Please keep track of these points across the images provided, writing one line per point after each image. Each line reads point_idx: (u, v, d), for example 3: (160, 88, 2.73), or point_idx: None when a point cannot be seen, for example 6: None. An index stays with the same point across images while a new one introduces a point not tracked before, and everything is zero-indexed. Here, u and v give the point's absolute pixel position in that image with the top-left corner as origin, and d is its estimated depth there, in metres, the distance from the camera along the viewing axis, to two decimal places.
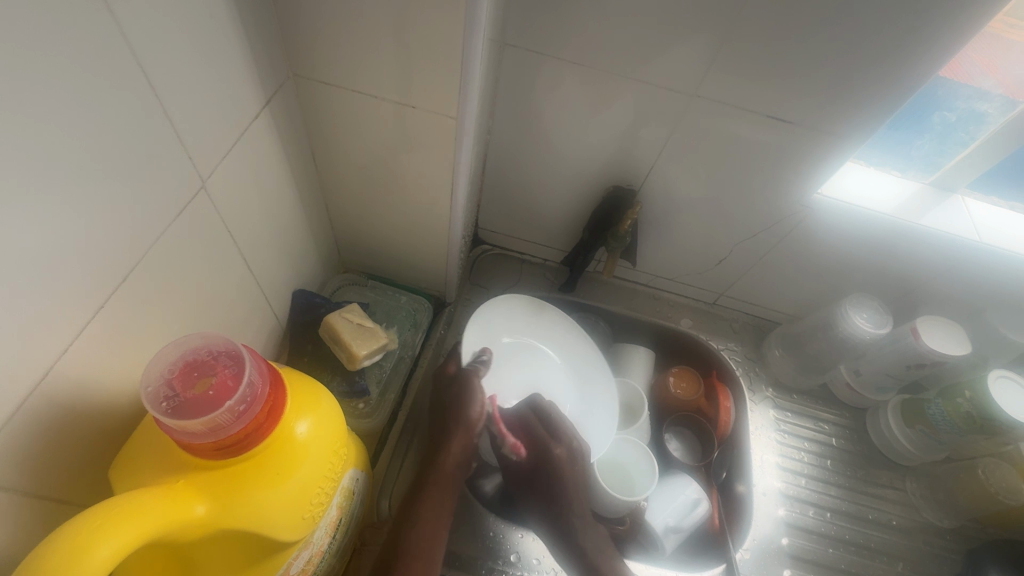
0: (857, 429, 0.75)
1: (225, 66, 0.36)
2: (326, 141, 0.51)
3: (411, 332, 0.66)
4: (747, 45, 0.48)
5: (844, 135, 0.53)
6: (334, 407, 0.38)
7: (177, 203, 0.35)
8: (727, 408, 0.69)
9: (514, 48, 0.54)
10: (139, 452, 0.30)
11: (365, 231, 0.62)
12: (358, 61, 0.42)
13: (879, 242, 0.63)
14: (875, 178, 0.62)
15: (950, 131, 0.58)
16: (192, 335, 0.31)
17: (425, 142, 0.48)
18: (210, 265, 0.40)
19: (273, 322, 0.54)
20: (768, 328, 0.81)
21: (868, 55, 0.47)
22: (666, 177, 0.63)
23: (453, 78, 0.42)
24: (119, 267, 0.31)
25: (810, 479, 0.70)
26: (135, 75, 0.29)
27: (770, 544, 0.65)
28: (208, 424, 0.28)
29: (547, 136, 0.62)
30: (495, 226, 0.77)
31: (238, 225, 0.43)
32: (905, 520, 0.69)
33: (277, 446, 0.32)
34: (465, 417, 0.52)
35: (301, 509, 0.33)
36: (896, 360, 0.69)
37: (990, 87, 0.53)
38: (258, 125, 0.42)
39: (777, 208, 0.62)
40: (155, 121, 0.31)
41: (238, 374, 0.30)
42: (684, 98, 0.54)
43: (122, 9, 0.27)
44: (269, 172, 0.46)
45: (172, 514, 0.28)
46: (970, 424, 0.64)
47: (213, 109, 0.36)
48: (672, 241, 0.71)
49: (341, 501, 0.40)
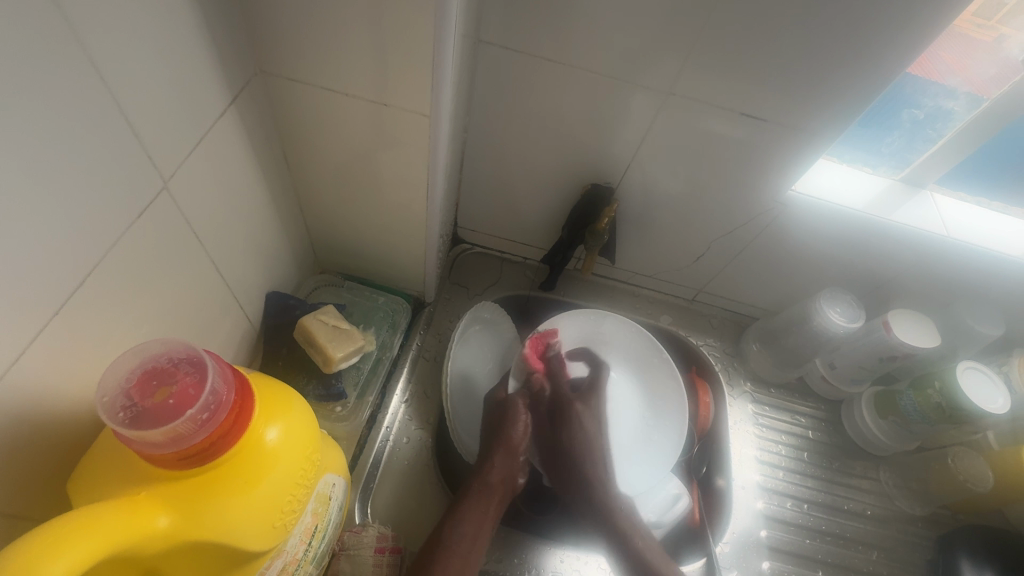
0: (832, 421, 0.77)
1: (186, 62, 0.35)
2: (297, 139, 0.50)
3: (389, 333, 0.65)
4: (721, 43, 0.48)
5: (816, 133, 0.54)
6: (306, 411, 0.37)
7: (136, 204, 0.34)
8: (706, 403, 0.70)
9: (489, 45, 0.53)
10: (100, 464, 0.29)
11: (341, 231, 0.61)
12: (327, 57, 0.41)
13: (852, 238, 0.64)
14: (847, 174, 0.63)
15: (919, 128, 0.59)
16: (151, 342, 0.30)
17: (399, 139, 0.47)
18: (175, 268, 0.39)
19: (245, 325, 0.53)
20: (745, 324, 0.82)
21: (838, 52, 0.47)
22: (643, 174, 0.63)
23: (425, 75, 0.41)
24: (74, 271, 0.30)
25: (788, 472, 0.72)
26: (86, 71, 0.28)
27: (750, 537, 0.66)
28: (169, 434, 0.27)
29: (525, 133, 0.61)
30: (474, 225, 0.77)
31: (205, 227, 0.42)
32: (880, 509, 0.71)
33: (244, 454, 0.31)
34: (508, 435, 0.55)
35: (272, 517, 0.32)
36: (869, 353, 0.70)
37: (956, 85, 0.54)
38: (223, 123, 0.40)
39: (752, 205, 0.63)
40: (109, 118, 0.30)
41: (200, 381, 0.30)
42: (660, 95, 0.54)
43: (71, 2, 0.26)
44: (237, 171, 0.44)
45: (133, 527, 0.27)
46: (940, 414, 0.65)
47: (174, 106, 0.35)
48: (650, 239, 0.72)
49: (316, 507, 0.39)
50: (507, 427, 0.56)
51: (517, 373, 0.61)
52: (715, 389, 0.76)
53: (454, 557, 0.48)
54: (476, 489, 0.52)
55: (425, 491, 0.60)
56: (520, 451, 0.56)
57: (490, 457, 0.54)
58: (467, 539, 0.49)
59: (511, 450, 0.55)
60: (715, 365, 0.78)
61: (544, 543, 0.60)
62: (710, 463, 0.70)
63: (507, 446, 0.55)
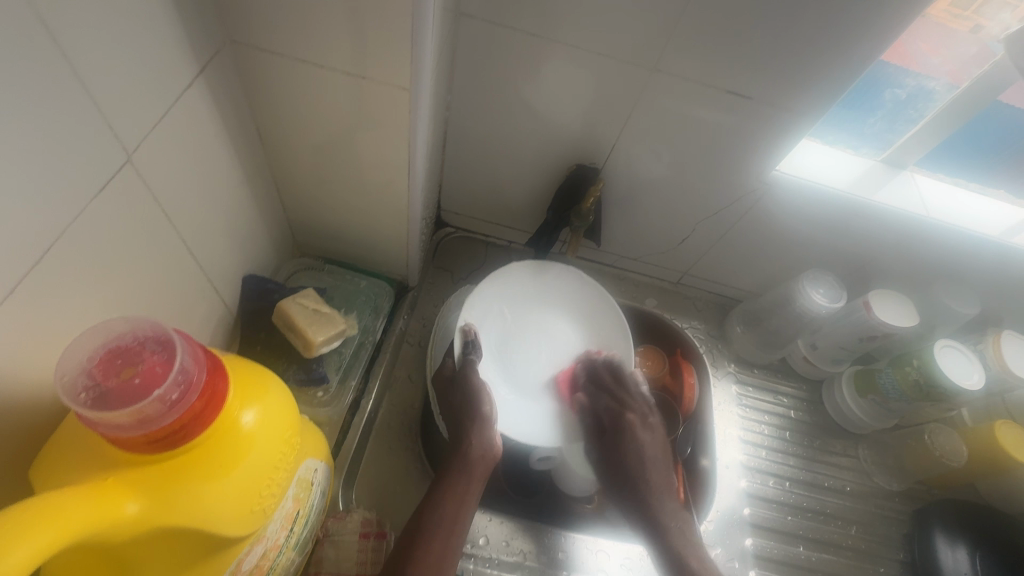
0: (814, 400, 0.78)
1: (150, 30, 0.33)
2: (271, 115, 0.48)
3: (372, 317, 0.64)
4: (707, 19, 0.48)
5: (801, 112, 0.54)
6: (284, 394, 0.36)
7: (97, 180, 0.32)
8: (691, 383, 0.69)
9: (470, 19, 0.51)
10: (64, 448, 0.28)
11: (320, 213, 0.60)
12: (303, 27, 0.40)
13: (836, 219, 0.64)
14: (831, 155, 0.64)
15: (900, 108, 0.59)
16: (115, 320, 0.28)
17: (379, 116, 0.46)
18: (140, 248, 0.37)
19: (221, 310, 0.51)
20: (730, 306, 0.82)
21: (825, 32, 0.47)
22: (628, 154, 0.62)
23: (404, 48, 0.40)
24: (28, 248, 0.28)
25: (770, 451, 0.73)
26: (41, 39, 0.26)
27: (733, 514, 0.67)
28: (136, 415, 0.26)
29: (507, 111, 0.60)
30: (458, 207, 0.76)
31: (174, 204, 0.40)
32: (859, 486, 0.72)
33: (220, 436, 0.30)
34: (477, 408, 0.52)
35: (250, 501, 0.31)
36: (849, 333, 0.71)
37: (936, 66, 0.55)
38: (191, 97, 0.38)
39: (736, 187, 0.63)
40: (64, 86, 0.28)
41: (167, 361, 0.28)
42: (645, 73, 0.53)
43: None
44: (208, 148, 0.42)
45: (99, 513, 0.26)
46: (917, 392, 0.67)
47: (135, 78, 0.33)
48: (636, 221, 0.71)
49: (297, 492, 0.38)
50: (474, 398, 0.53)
51: (459, 338, 0.56)
52: (702, 372, 0.75)
53: (438, 537, 0.46)
54: (456, 469, 0.50)
55: (409, 475, 0.60)
56: (496, 420, 0.53)
57: (467, 431, 0.51)
58: (451, 508, 0.48)
59: (483, 418, 0.52)
60: (700, 347, 0.78)
61: (530, 524, 0.60)
62: (696, 444, 0.70)
63: (480, 417, 0.52)
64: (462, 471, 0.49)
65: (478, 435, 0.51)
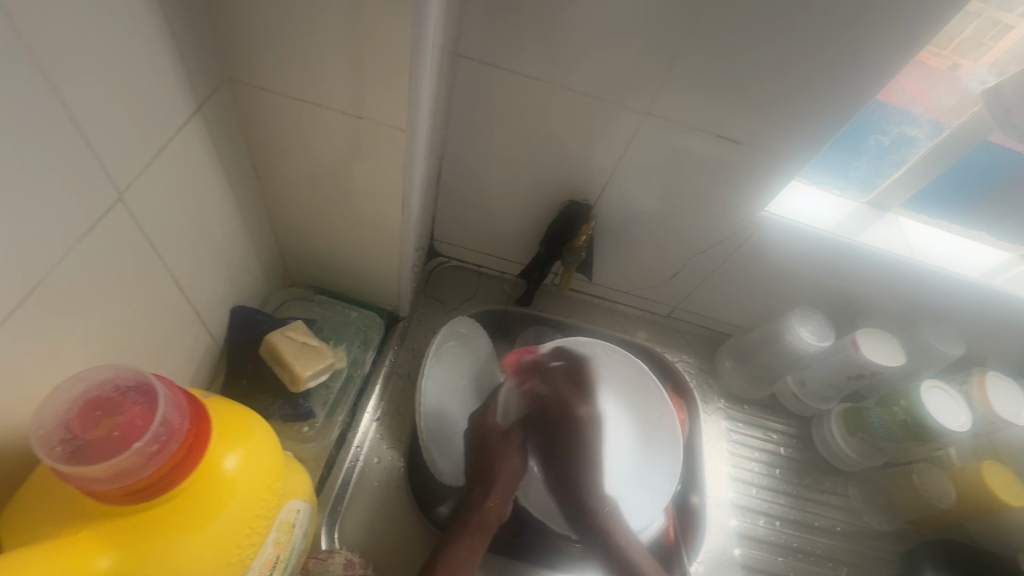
0: (803, 437, 0.78)
1: (147, 70, 0.33)
2: (267, 149, 0.48)
3: (361, 349, 0.63)
4: (697, 66, 0.49)
5: (788, 155, 0.55)
6: (269, 437, 0.35)
7: (88, 218, 0.32)
8: (680, 420, 0.70)
9: (467, 59, 0.53)
10: (34, 499, 0.27)
11: (313, 244, 0.59)
12: (301, 69, 0.40)
13: (824, 259, 0.65)
14: (816, 196, 0.65)
15: (884, 153, 0.61)
16: (96, 368, 0.28)
17: (374, 153, 0.46)
18: (128, 284, 0.37)
19: (208, 342, 0.51)
20: (719, 340, 0.83)
21: (810, 81, 0.49)
22: (620, 191, 0.63)
23: (401, 90, 0.40)
24: (14, 289, 0.28)
25: (760, 489, 0.72)
26: (37, 83, 0.26)
27: (724, 555, 0.66)
28: (112, 469, 0.25)
29: (500, 148, 0.61)
30: (450, 238, 0.76)
31: (165, 239, 0.40)
32: (848, 525, 0.72)
33: (199, 485, 0.29)
34: (502, 472, 0.58)
35: (228, 552, 0.30)
36: (838, 371, 0.72)
37: (919, 113, 0.56)
38: (186, 133, 0.39)
39: (726, 225, 0.64)
40: (58, 126, 0.28)
41: (149, 411, 0.28)
42: (638, 115, 0.54)
43: (27, 16, 0.25)
44: (201, 183, 0.42)
45: (67, 573, 0.25)
46: (905, 431, 0.67)
47: (131, 117, 0.33)
48: (627, 256, 0.72)
49: (278, 537, 0.37)
50: (503, 462, 0.58)
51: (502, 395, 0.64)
52: (691, 407, 0.75)
53: None
54: (474, 526, 0.53)
55: (395, 512, 0.58)
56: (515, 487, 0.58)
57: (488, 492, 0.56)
58: (464, 559, 0.51)
59: (503, 485, 0.56)
60: (689, 381, 0.78)
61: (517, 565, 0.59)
62: (685, 481, 0.70)
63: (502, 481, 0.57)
64: (480, 529, 0.53)
65: (496, 494, 0.56)
